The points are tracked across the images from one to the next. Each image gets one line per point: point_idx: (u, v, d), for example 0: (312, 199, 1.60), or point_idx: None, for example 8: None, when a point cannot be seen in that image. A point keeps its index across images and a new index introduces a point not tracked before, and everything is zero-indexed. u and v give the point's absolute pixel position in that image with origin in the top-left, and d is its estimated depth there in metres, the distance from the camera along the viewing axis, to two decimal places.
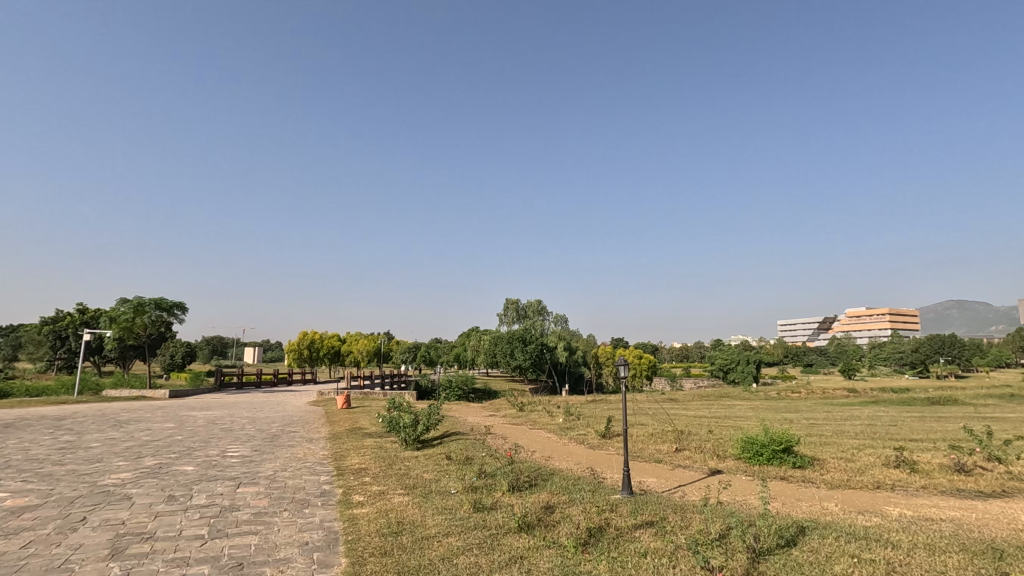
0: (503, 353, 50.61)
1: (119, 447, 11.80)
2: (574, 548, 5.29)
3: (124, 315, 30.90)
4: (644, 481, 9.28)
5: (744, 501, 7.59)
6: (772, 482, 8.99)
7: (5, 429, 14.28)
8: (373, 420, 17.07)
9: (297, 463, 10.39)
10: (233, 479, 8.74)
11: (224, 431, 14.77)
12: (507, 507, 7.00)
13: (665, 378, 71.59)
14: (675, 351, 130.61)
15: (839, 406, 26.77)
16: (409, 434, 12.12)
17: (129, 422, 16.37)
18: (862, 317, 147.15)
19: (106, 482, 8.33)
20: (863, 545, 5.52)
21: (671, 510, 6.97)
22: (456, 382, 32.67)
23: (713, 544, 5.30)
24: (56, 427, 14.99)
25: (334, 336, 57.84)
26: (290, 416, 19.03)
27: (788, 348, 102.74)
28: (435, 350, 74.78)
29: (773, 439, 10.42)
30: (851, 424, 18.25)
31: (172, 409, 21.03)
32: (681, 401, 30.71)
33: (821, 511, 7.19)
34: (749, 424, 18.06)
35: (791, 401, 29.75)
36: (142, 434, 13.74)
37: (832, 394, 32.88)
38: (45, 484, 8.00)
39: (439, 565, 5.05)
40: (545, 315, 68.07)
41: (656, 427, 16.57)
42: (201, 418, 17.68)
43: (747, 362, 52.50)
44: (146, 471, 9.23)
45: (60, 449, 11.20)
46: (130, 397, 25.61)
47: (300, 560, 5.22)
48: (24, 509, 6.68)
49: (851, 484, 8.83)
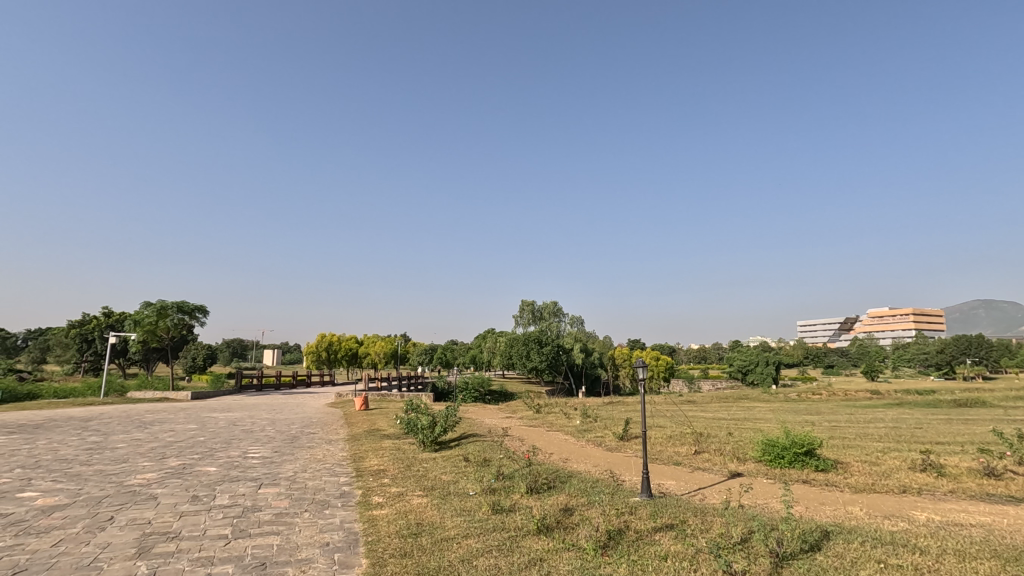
0: (519, 355, 50.59)
1: (145, 447, 12.07)
2: (594, 551, 5.27)
3: (147, 318, 31.52)
4: (662, 483, 9.22)
5: (766, 505, 7.48)
6: (794, 485, 8.84)
7: (34, 431, 14.64)
8: (390, 421, 17.26)
9: (317, 464, 10.50)
10: (255, 480, 8.88)
11: (245, 432, 15.06)
12: (526, 509, 7.01)
13: (683, 379, 70.86)
14: (693, 351, 129.34)
15: (862, 407, 26.37)
16: (426, 435, 12.20)
17: (154, 423, 16.74)
18: (885, 317, 144.13)
19: (132, 482, 8.51)
20: (889, 550, 5.42)
21: (691, 513, 6.90)
22: (472, 384, 32.86)
23: (735, 548, 5.24)
24: (84, 428, 15.41)
25: (352, 338, 58.37)
26: (309, 417, 19.34)
27: (809, 350, 101.01)
28: (452, 351, 75.04)
29: (795, 441, 10.27)
30: (875, 427, 17.85)
31: (195, 410, 21.52)
32: (699, 403, 30.42)
33: (846, 515, 7.06)
34: (770, 427, 17.80)
35: (812, 403, 29.29)
36: (166, 435, 14.01)
37: (853, 395, 32.33)
38: (74, 484, 8.20)
39: (459, 566, 5.07)
40: (561, 316, 68.01)
41: (675, 429, 16.45)
42: (223, 420, 18.02)
43: (767, 364, 51.85)
44: (170, 472, 9.40)
45: (88, 450, 11.52)
46: (153, 399, 26.13)
47: (322, 561, 5.28)
48: (54, 508, 6.86)
49: (876, 488, 8.65)
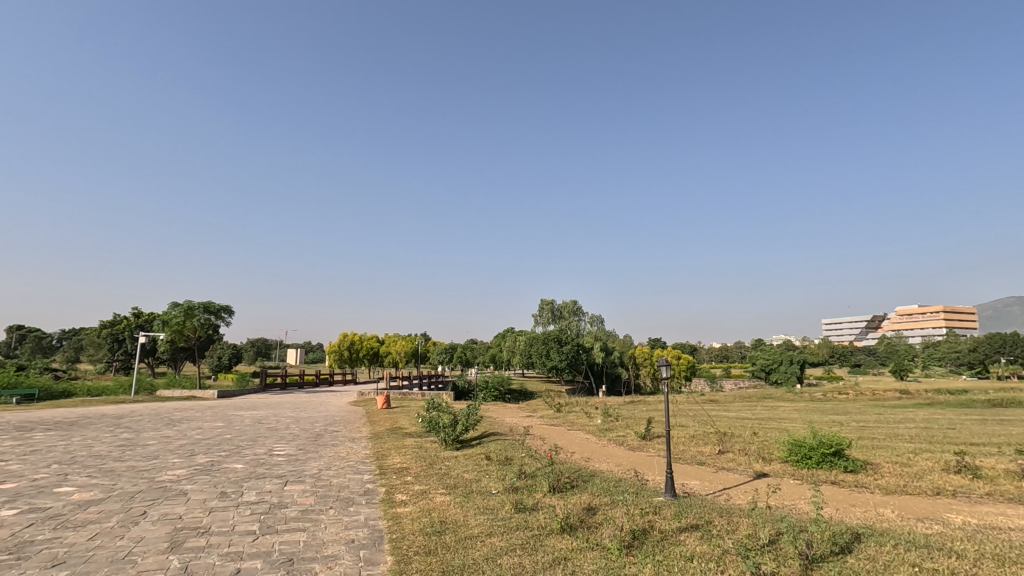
0: (538, 354, 50.50)
1: (175, 445, 12.33)
2: (618, 550, 5.23)
3: (175, 318, 32.27)
4: (686, 483, 9.12)
5: (795, 506, 7.35)
6: (823, 487, 8.65)
7: (70, 427, 15.05)
8: (412, 420, 17.36)
9: (341, 462, 10.61)
10: (281, 477, 9.00)
11: (270, 430, 15.25)
12: (549, 509, 6.96)
13: (705, 378, 69.98)
14: (714, 350, 127.40)
15: (892, 407, 25.70)
16: (448, 434, 12.26)
17: (182, 421, 17.07)
18: (915, 316, 140.60)
19: (163, 479, 8.70)
20: (923, 554, 5.27)
21: (716, 514, 6.79)
22: (493, 383, 32.94)
23: (763, 550, 5.14)
24: (116, 425, 15.78)
25: (373, 337, 58.94)
26: (333, 416, 19.55)
27: (835, 349, 98.88)
28: (472, 351, 75.33)
29: (823, 441, 10.06)
30: (908, 427, 17.37)
31: (222, 408, 21.89)
32: (723, 402, 29.91)
33: (877, 517, 6.90)
34: (795, 427, 17.46)
35: (840, 403, 28.65)
36: (194, 433, 14.28)
37: (882, 395, 31.52)
38: (108, 480, 8.43)
39: (483, 565, 5.07)
40: (581, 315, 67.75)
41: (699, 429, 16.26)
42: (248, 418, 18.26)
43: (791, 363, 50.94)
44: (199, 469, 9.59)
45: (120, 447, 11.78)
46: (181, 398, 26.67)
47: (347, 558, 5.33)
48: (90, 503, 7.06)
49: (908, 490, 8.43)
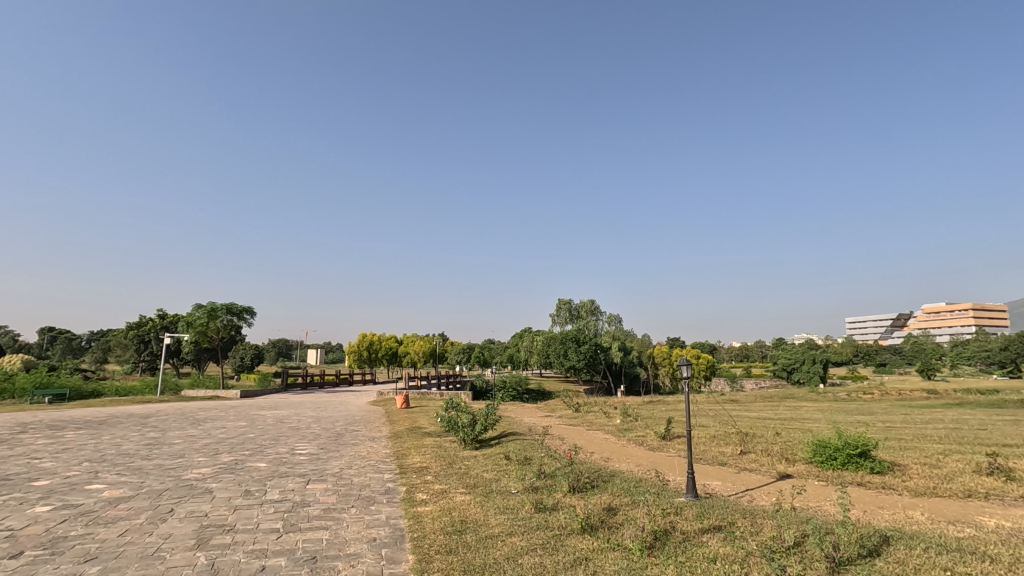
0: (556, 353, 50.38)
1: (200, 444, 12.56)
2: (640, 551, 5.20)
3: (199, 319, 32.94)
4: (708, 483, 9.04)
5: (821, 508, 7.22)
6: (848, 488, 8.48)
7: (99, 426, 15.46)
8: (431, 420, 17.44)
9: (362, 461, 10.71)
10: (303, 476, 9.13)
11: (292, 430, 15.45)
12: (569, 509, 6.94)
13: (726, 378, 69.14)
14: (734, 349, 125.68)
15: (920, 408, 25.10)
16: (467, 433, 12.30)
17: (206, 420, 17.42)
18: (942, 313, 137.39)
19: (189, 476, 8.89)
20: (956, 558, 5.14)
21: (740, 514, 6.71)
22: (510, 383, 32.97)
23: (789, 552, 5.06)
24: (142, 424, 16.15)
25: (391, 338, 59.41)
26: (353, 416, 19.76)
27: (859, 347, 97.06)
28: (489, 351, 75.53)
29: (848, 442, 9.87)
30: (937, 427, 16.95)
31: (245, 408, 22.26)
32: (744, 402, 29.48)
33: (906, 519, 6.74)
34: (820, 427, 17.12)
35: (865, 403, 28.06)
36: (218, 432, 14.55)
37: (909, 395, 30.78)
38: (137, 478, 8.63)
39: (504, 565, 5.06)
40: (599, 315, 67.41)
41: (720, 429, 16.08)
42: (271, 418, 18.54)
43: (813, 362, 50.07)
44: (223, 467, 9.77)
45: (147, 445, 12.06)
46: (206, 398, 27.13)
47: (370, 556, 5.37)
48: (120, 500, 7.23)
49: (939, 492, 8.22)
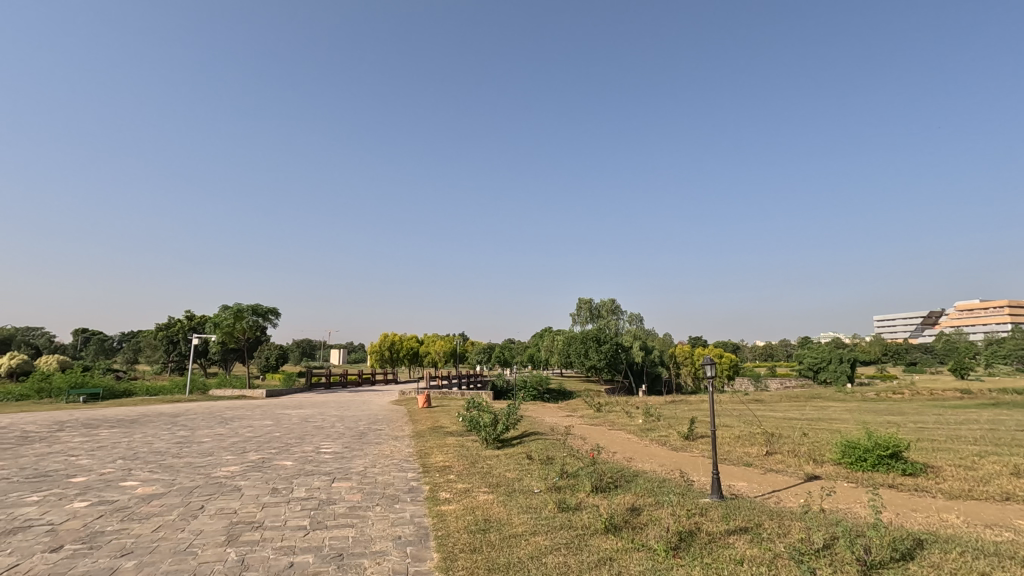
0: (576, 353, 50.21)
1: (227, 442, 12.86)
2: (665, 552, 5.16)
3: (225, 320, 33.62)
4: (733, 484, 8.92)
5: (851, 510, 7.05)
6: (880, 490, 8.29)
7: (132, 425, 15.95)
8: (452, 420, 17.56)
9: (385, 459, 10.85)
10: (328, 474, 9.27)
11: (316, 429, 15.70)
12: (592, 508, 6.92)
13: (750, 377, 68.02)
14: (758, 349, 123.68)
15: (953, 408, 24.36)
16: (489, 432, 12.35)
17: (233, 420, 17.79)
18: (975, 310, 133.26)
19: (218, 474, 9.09)
20: (992, 562, 4.99)
21: (767, 516, 6.60)
22: (531, 382, 32.97)
23: (817, 555, 4.97)
24: (173, 423, 16.59)
25: (412, 338, 59.85)
26: (376, 415, 20.01)
27: (887, 347, 94.66)
28: (510, 351, 75.65)
29: (878, 442, 9.64)
30: (970, 428, 16.45)
31: (271, 407, 22.74)
32: (769, 402, 28.92)
33: (940, 523, 6.55)
34: (848, 428, 16.77)
35: (895, 403, 27.29)
36: (244, 431, 14.84)
37: (942, 396, 29.85)
38: (168, 475, 8.85)
39: (528, 564, 5.06)
40: (619, 314, 66.97)
41: (745, 430, 15.86)
42: (296, 417, 18.87)
43: (840, 361, 48.97)
44: (251, 465, 9.98)
45: (178, 443, 12.39)
46: (233, 397, 27.72)
47: (395, 554, 5.43)
48: (153, 496, 7.43)
49: (974, 494, 7.98)
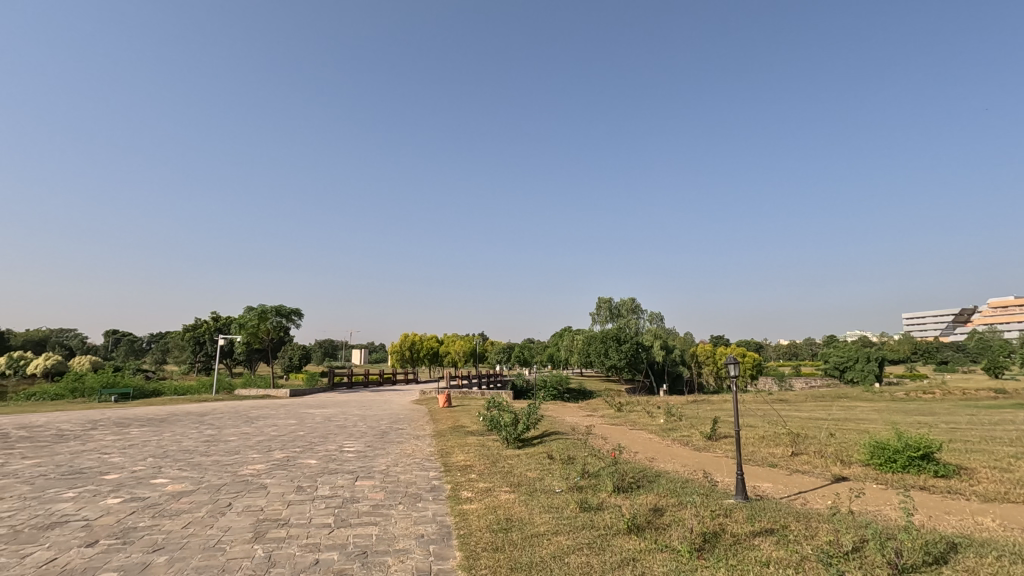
0: (596, 353, 49.96)
1: (253, 441, 13.11)
2: (689, 553, 5.11)
3: (250, 321, 34.25)
4: (758, 485, 8.77)
5: (881, 512, 6.89)
6: (911, 493, 8.08)
7: (162, 423, 16.37)
8: (473, 420, 17.63)
9: (407, 458, 10.95)
10: (351, 473, 9.38)
11: (339, 428, 15.92)
12: (614, 508, 6.88)
13: (774, 377, 66.85)
14: (782, 348, 121.51)
15: (987, 408, 23.62)
16: (510, 432, 12.36)
17: (258, 419, 18.12)
18: (1010, 307, 129.15)
19: (245, 472, 9.27)
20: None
21: (793, 518, 6.49)
22: (551, 382, 32.89)
23: (846, 558, 4.87)
24: (200, 422, 16.98)
25: (432, 338, 60.21)
26: (397, 414, 20.19)
27: (917, 345, 92.29)
28: (530, 351, 75.62)
29: (909, 444, 9.39)
30: (1006, 429, 15.92)
31: (295, 407, 23.08)
32: (795, 402, 28.37)
33: (975, 526, 6.36)
34: (877, 428, 16.37)
35: (926, 403, 26.57)
36: (270, 430, 15.12)
37: (976, 395, 28.95)
38: (197, 472, 9.06)
39: (551, 564, 5.06)
40: (640, 313, 66.46)
41: (770, 429, 15.60)
42: (319, 416, 19.14)
43: (867, 360, 47.87)
44: (277, 463, 10.15)
45: (205, 442, 12.67)
46: (258, 397, 28.25)
47: (418, 552, 5.47)
48: (182, 493, 7.62)
49: (1011, 498, 7.73)
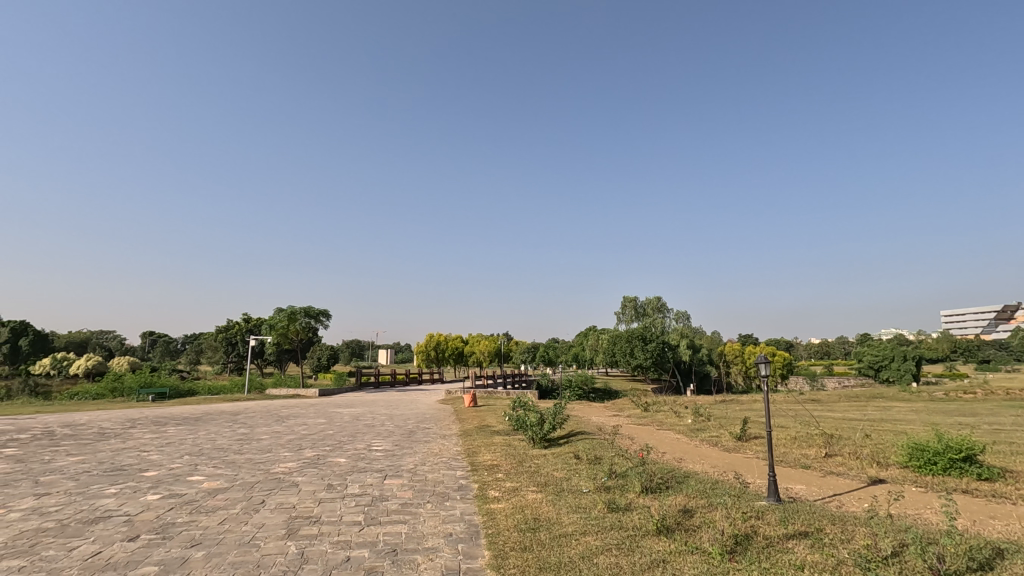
0: (621, 352, 49.58)
1: (284, 439, 13.36)
2: (721, 556, 5.03)
3: (280, 322, 34.98)
4: (791, 487, 8.57)
5: (920, 516, 6.67)
6: (953, 496, 7.80)
7: (197, 422, 16.83)
8: (498, 419, 17.69)
9: (434, 457, 11.03)
10: (380, 471, 9.50)
11: (367, 427, 16.15)
12: (643, 509, 6.82)
13: (805, 377, 65.31)
14: (814, 347, 118.70)
15: None
16: (536, 432, 12.35)
17: (289, 418, 18.53)
18: None
19: (277, 470, 9.47)
20: None
21: (828, 520, 6.33)
22: (577, 382, 32.74)
23: (885, 563, 4.74)
24: (233, 421, 17.44)
25: (458, 338, 60.60)
26: (424, 414, 20.37)
27: (957, 343, 89.10)
28: (554, 351, 75.46)
29: (950, 445, 9.07)
30: None
31: (324, 406, 23.48)
32: (828, 402, 27.62)
33: (1021, 531, 6.11)
34: (916, 429, 15.83)
35: (967, 403, 25.62)
36: (300, 429, 15.44)
37: (1021, 395, 27.80)
38: (231, 470, 9.30)
39: (579, 564, 5.04)
40: (665, 312, 65.71)
41: (802, 430, 15.25)
42: (347, 415, 19.47)
43: (904, 359, 46.37)
44: (307, 461, 10.35)
45: (238, 440, 13.00)
46: (288, 396, 28.83)
47: (447, 550, 5.51)
48: (218, 490, 7.82)
49: None
